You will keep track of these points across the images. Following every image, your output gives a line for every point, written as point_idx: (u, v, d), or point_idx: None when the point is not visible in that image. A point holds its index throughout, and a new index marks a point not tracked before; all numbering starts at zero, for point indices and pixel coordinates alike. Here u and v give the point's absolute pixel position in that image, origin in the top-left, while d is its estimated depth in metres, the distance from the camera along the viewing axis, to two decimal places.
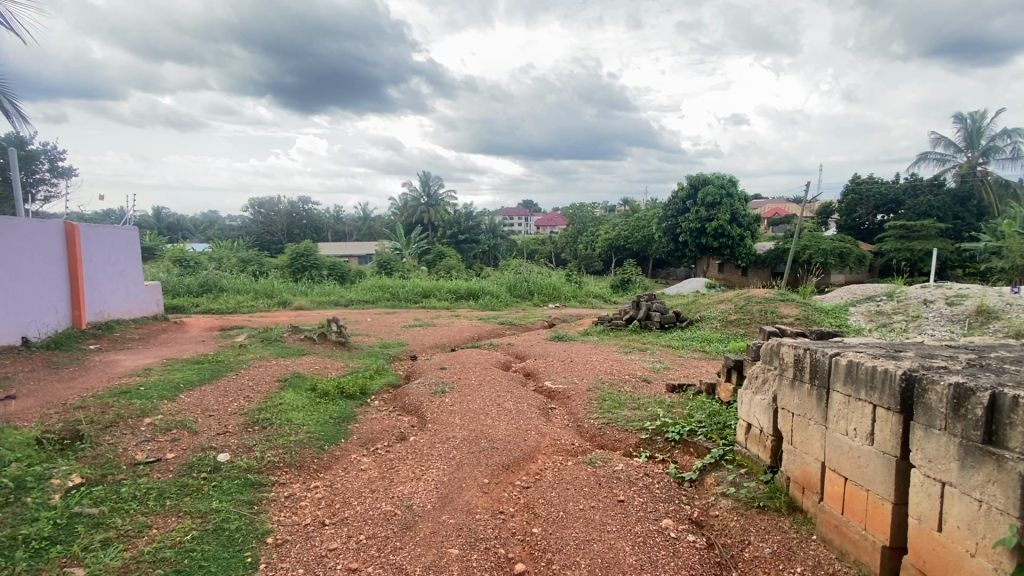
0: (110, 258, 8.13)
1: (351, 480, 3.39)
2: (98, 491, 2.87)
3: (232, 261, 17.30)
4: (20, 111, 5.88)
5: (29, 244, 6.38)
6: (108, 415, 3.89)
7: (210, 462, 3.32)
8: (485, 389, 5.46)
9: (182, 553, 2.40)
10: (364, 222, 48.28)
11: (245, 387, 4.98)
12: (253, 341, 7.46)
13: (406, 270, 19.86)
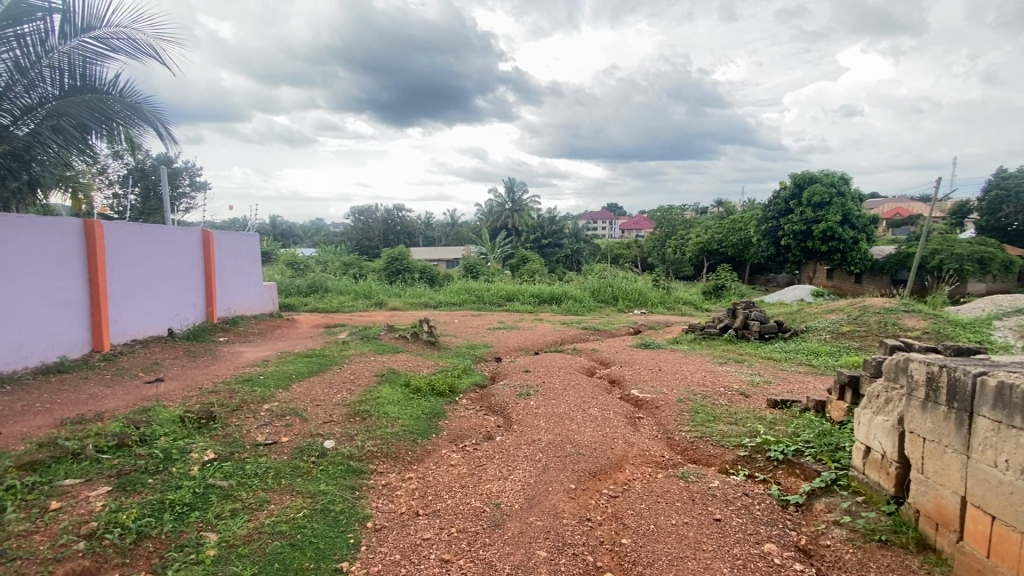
0: (237, 261, 9.18)
1: (441, 474, 3.52)
2: (227, 466, 3.23)
3: (335, 264, 18.77)
4: (172, 134, 6.81)
5: (173, 248, 7.36)
6: (234, 400, 4.39)
7: (318, 448, 3.62)
8: (570, 394, 5.41)
9: (295, 529, 2.62)
10: (452, 228, 50.17)
11: (347, 381, 5.38)
12: (354, 338, 8.03)
13: (491, 275, 20.31)
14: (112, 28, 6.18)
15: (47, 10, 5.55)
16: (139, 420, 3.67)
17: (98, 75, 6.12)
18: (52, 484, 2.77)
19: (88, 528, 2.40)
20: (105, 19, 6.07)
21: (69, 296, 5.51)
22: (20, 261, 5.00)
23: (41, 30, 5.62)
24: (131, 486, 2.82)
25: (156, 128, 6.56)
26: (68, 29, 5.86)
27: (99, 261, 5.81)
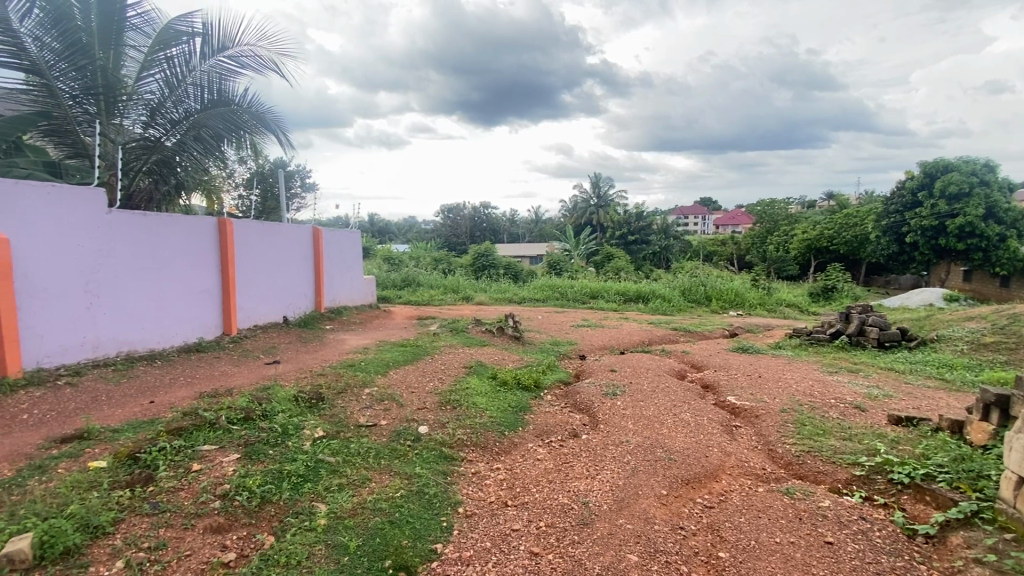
0: (341, 257, 9.94)
1: (529, 467, 3.55)
2: (335, 444, 3.51)
3: (426, 259, 19.65)
4: (291, 140, 7.50)
5: (289, 243, 8.13)
6: (340, 383, 4.77)
7: (413, 433, 3.81)
8: (659, 397, 5.22)
9: (393, 507, 2.78)
10: (537, 224, 50.43)
11: (439, 371, 5.62)
12: (444, 330, 8.36)
13: (576, 272, 20.13)
14: (242, 46, 6.92)
15: (190, 34, 6.52)
16: (262, 397, 4.10)
17: (230, 90, 6.87)
18: (194, 448, 3.16)
19: (221, 489, 2.70)
20: (235, 39, 6.84)
21: (205, 286, 6.26)
22: (170, 253, 5.75)
23: (186, 51, 6.51)
24: (256, 455, 3.16)
25: (277, 135, 7.27)
26: (207, 50, 6.66)
27: (229, 255, 6.56)
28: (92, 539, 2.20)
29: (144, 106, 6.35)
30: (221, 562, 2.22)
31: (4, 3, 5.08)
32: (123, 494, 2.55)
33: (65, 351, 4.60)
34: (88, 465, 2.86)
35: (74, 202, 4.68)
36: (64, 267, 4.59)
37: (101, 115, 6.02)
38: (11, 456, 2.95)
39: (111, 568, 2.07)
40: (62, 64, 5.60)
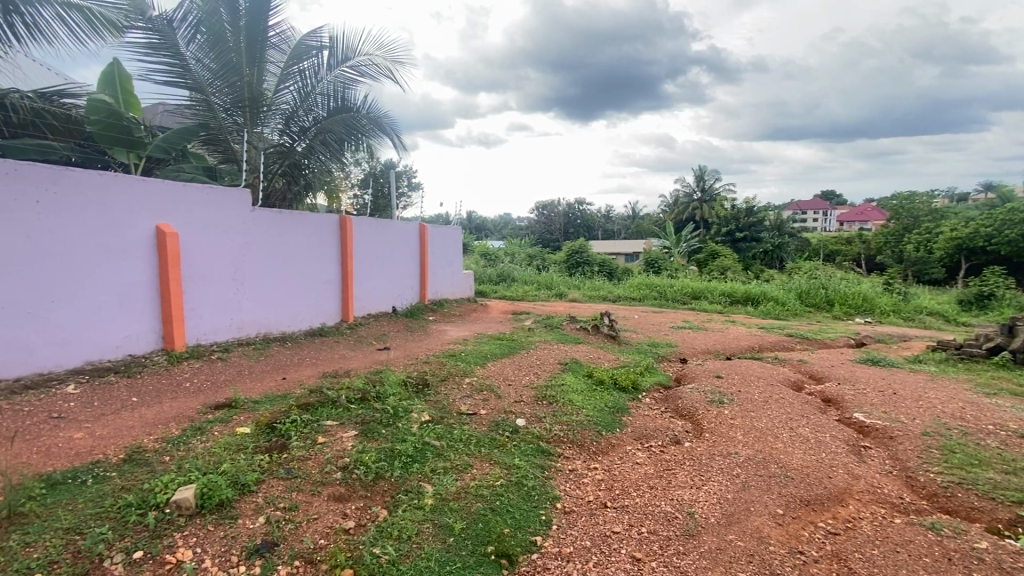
0: (444, 252, 10.42)
1: (628, 470, 3.46)
2: (440, 428, 3.68)
3: (521, 255, 19.90)
4: (403, 142, 7.97)
5: (399, 239, 8.67)
6: (442, 371, 5.00)
7: (512, 425, 3.89)
8: (772, 408, 4.81)
9: (494, 495, 2.86)
10: (634, 221, 48.88)
11: (535, 365, 5.68)
12: (540, 326, 8.42)
13: (676, 270, 19.21)
14: (362, 56, 7.50)
15: (319, 48, 7.20)
16: (375, 380, 4.43)
17: (352, 97, 7.47)
18: (319, 422, 3.49)
19: (342, 462, 2.95)
20: (357, 50, 7.43)
21: (327, 276, 6.89)
22: (299, 246, 6.40)
23: (315, 64, 7.23)
24: (371, 433, 3.42)
25: (391, 138, 7.78)
26: (332, 62, 7.33)
27: (347, 249, 7.15)
28: (241, 494, 2.51)
29: (281, 115, 7.13)
30: (343, 528, 2.42)
31: (175, 32, 6.22)
32: (264, 458, 2.88)
33: (218, 330, 5.32)
34: (235, 430, 3.28)
35: (226, 201, 5.36)
36: (218, 258, 5.30)
37: (247, 124, 6.84)
38: (178, 417, 3.48)
39: (255, 522, 2.35)
40: (218, 81, 6.49)
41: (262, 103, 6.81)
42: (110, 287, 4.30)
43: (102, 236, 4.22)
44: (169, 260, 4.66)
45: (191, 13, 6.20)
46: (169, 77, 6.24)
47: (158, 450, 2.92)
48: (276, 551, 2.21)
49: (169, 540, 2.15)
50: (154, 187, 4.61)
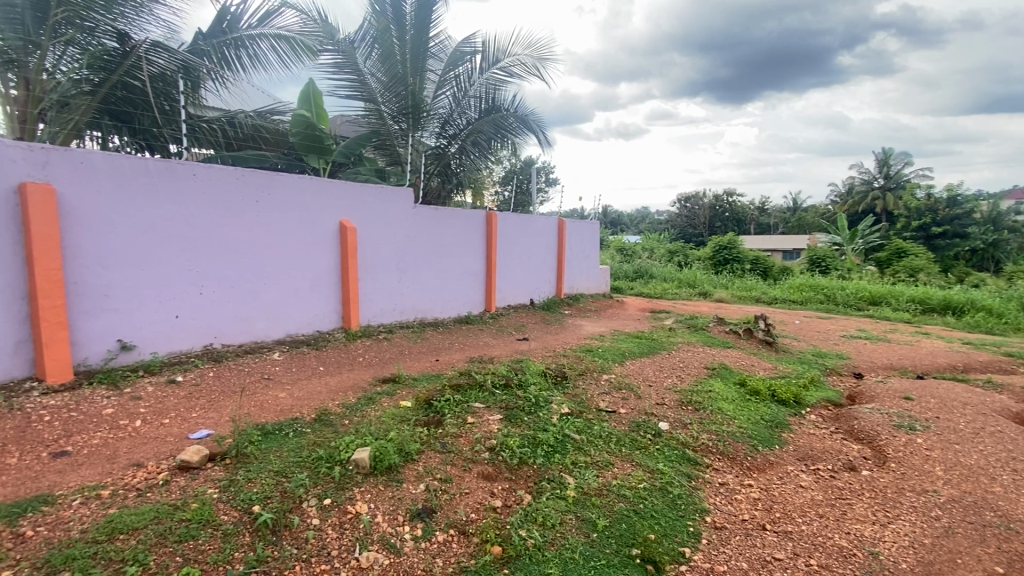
0: (582, 246, 10.40)
1: (790, 492, 3.10)
2: (580, 422, 3.66)
3: (661, 250, 19.01)
4: (547, 138, 8.09)
5: (539, 232, 8.83)
6: (581, 366, 5.00)
7: (654, 427, 3.73)
8: (986, 443, 3.90)
9: (637, 497, 2.78)
10: (794, 214, 43.53)
11: (678, 368, 5.38)
12: (682, 326, 7.95)
13: (847, 271, 16.66)
14: (511, 56, 7.78)
15: (473, 53, 7.64)
16: (517, 369, 4.59)
17: (501, 97, 7.80)
18: (468, 403, 3.73)
19: (489, 443, 3.12)
20: (507, 51, 7.74)
21: (474, 268, 7.33)
22: (452, 239, 6.90)
23: (469, 69, 7.68)
24: (514, 419, 3.54)
25: (537, 135, 7.94)
26: (484, 65, 7.71)
27: (492, 243, 7.51)
28: (405, 461, 2.80)
29: (438, 120, 7.68)
30: (492, 506, 2.56)
31: (355, 51, 7.11)
32: (422, 431, 3.16)
33: (384, 313, 6.00)
34: (399, 403, 3.67)
35: (393, 199, 5.97)
36: (385, 250, 5.95)
37: (409, 130, 7.47)
38: (353, 387, 3.99)
39: (417, 488, 2.60)
40: (387, 92, 7.25)
41: (422, 110, 7.37)
42: (305, 273, 5.10)
43: (301, 230, 5.01)
44: (348, 251, 5.37)
45: (368, 33, 7.10)
46: (351, 91, 7.12)
47: (339, 414, 3.39)
48: (435, 518, 2.42)
49: (349, 493, 2.47)
50: (339, 189, 5.32)
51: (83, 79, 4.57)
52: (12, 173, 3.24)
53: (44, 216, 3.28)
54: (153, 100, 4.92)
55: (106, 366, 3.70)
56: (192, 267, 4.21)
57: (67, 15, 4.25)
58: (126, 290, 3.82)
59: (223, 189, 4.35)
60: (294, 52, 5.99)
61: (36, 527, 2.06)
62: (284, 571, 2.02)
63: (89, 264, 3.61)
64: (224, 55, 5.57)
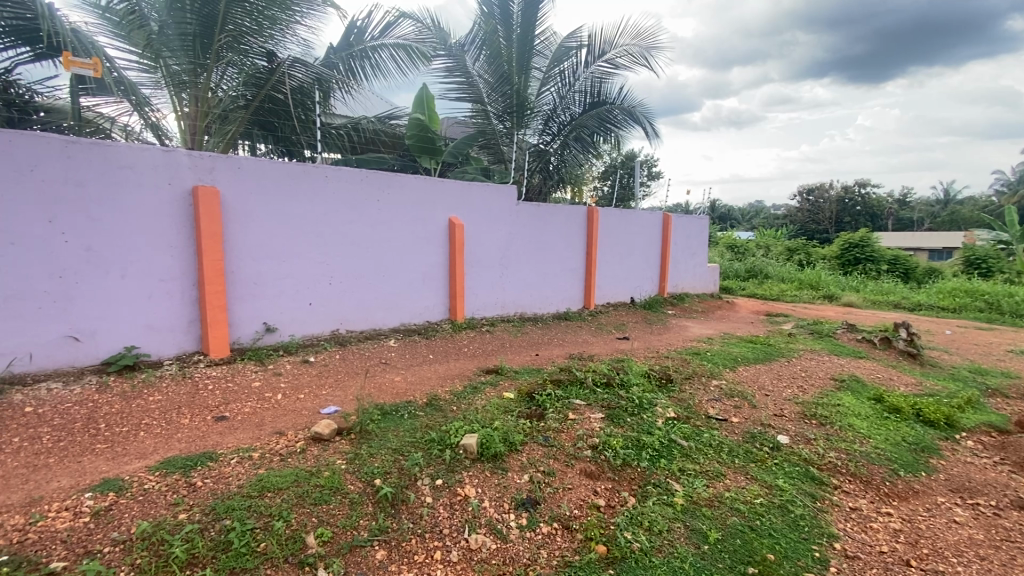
0: (689, 242, 9.89)
1: (940, 527, 2.69)
2: (687, 428, 3.48)
3: (777, 248, 17.45)
4: (655, 129, 7.78)
5: (642, 228, 8.53)
6: (687, 369, 4.77)
7: (771, 440, 3.45)
8: None
9: (752, 512, 2.59)
10: (945, 207, 37.59)
11: (799, 377, 4.91)
12: (803, 332, 7.23)
13: (1017, 275, 14.03)
14: (618, 48, 7.59)
15: (578, 47, 7.57)
16: (619, 368, 4.48)
17: (607, 90, 7.63)
18: (569, 399, 3.72)
19: (592, 441, 3.09)
20: (613, 42, 7.55)
21: (575, 264, 7.31)
22: (554, 235, 6.93)
23: (574, 63, 7.61)
24: (617, 419, 3.46)
25: (644, 127, 7.66)
26: (589, 58, 7.60)
27: (593, 239, 7.40)
28: (510, 450, 2.87)
29: (542, 116, 7.72)
30: (595, 504, 2.54)
31: (465, 54, 7.37)
32: (525, 423, 3.21)
33: (487, 306, 6.21)
34: (503, 394, 3.77)
35: (497, 196, 6.12)
36: (489, 245, 6.14)
37: (513, 128, 7.60)
38: (460, 376, 4.18)
39: (521, 478, 2.66)
40: (494, 92, 7.44)
41: (527, 107, 7.47)
42: (418, 266, 5.43)
43: (414, 227, 5.34)
44: (456, 246, 5.63)
45: (477, 36, 7.32)
46: (460, 93, 7.39)
47: (447, 401, 3.56)
48: (539, 509, 2.46)
49: (459, 476, 2.60)
50: (449, 187, 5.59)
51: (241, 95, 5.27)
52: (186, 178, 3.82)
53: (209, 214, 3.84)
54: (293, 110, 5.53)
55: (254, 345, 4.25)
56: (323, 260, 4.68)
57: (230, 39, 4.89)
58: (271, 280, 4.35)
59: (349, 190, 4.78)
60: (410, 58, 6.39)
61: (203, 479, 2.42)
62: (402, 542, 2.18)
63: (244, 257, 4.16)
64: (351, 66, 6.08)
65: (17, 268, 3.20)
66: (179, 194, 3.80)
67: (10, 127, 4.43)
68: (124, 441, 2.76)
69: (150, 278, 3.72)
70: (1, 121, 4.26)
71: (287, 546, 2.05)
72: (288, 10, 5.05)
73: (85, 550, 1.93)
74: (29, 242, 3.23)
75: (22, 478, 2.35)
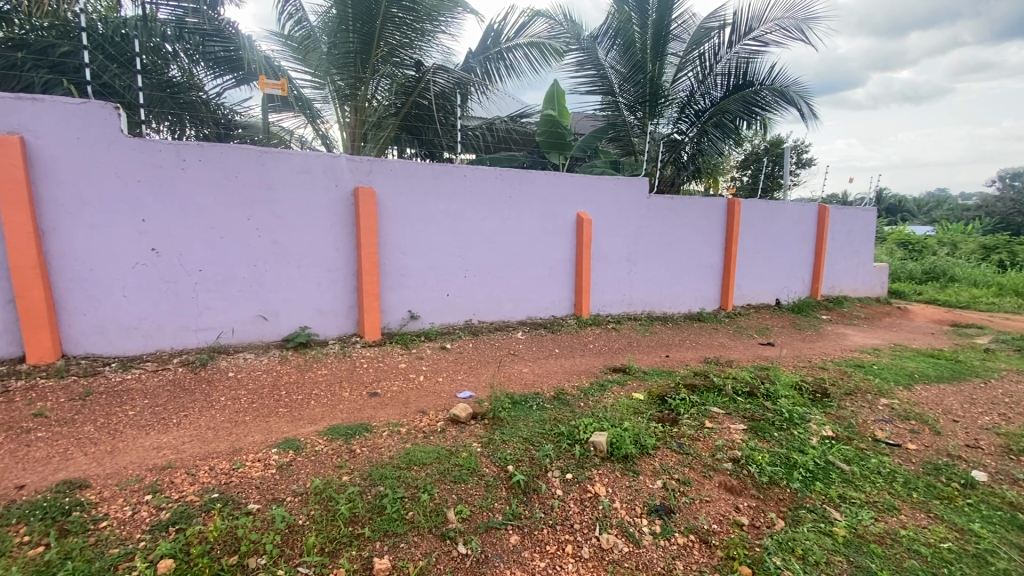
0: (850, 238, 8.66)
1: None
2: (849, 450, 3.05)
3: (969, 245, 14.47)
4: (812, 110, 6.91)
5: (792, 222, 7.65)
6: (847, 383, 4.17)
7: (964, 475, 2.88)
8: None
9: (938, 558, 2.19)
10: None
11: (1002, 403, 4.02)
12: (1007, 349, 5.91)
13: None
14: (768, 22, 6.88)
15: (721, 27, 7.01)
16: (764, 377, 4.08)
17: (753, 71, 6.97)
18: (706, 406, 3.49)
19: (732, 453, 2.87)
20: (763, 17, 6.86)
21: (711, 261, 6.83)
22: (689, 230, 6.54)
23: (715, 45, 7.08)
24: (762, 432, 3.16)
25: (798, 108, 6.85)
26: (734, 38, 7.01)
27: (733, 234, 6.83)
28: (641, 453, 2.77)
29: (678, 105, 7.32)
30: (738, 522, 2.36)
31: (597, 46, 7.25)
32: (658, 427, 3.08)
33: (614, 303, 6.08)
34: (632, 394, 3.66)
35: (627, 189, 5.94)
36: (619, 240, 5.99)
37: (646, 118, 7.31)
38: (586, 372, 4.15)
39: (654, 483, 2.56)
40: (626, 83, 7.22)
41: (660, 95, 7.13)
42: (547, 261, 5.50)
43: (544, 222, 5.41)
44: (584, 242, 5.60)
45: (610, 27, 7.11)
46: (590, 86, 7.27)
47: (575, 396, 3.56)
48: (673, 518, 2.35)
49: (589, 472, 2.59)
50: (578, 182, 5.56)
51: (392, 103, 5.79)
52: (349, 180, 4.31)
53: (367, 212, 4.28)
54: (436, 114, 5.92)
55: (400, 330, 4.68)
56: (461, 253, 4.97)
57: (385, 53, 5.40)
58: (415, 271, 4.73)
59: (485, 187, 4.99)
60: (543, 56, 6.47)
61: (361, 447, 2.73)
62: (533, 531, 2.23)
63: (393, 250, 4.58)
64: (487, 69, 6.35)
65: (225, 258, 3.90)
66: (343, 194, 4.30)
67: (219, 141, 5.35)
68: (298, 407, 3.22)
69: (319, 268, 4.27)
70: (212, 136, 5.22)
71: (431, 518, 2.22)
72: (433, 21, 5.42)
73: (273, 496, 2.29)
74: (234, 236, 3.91)
75: (227, 431, 2.86)
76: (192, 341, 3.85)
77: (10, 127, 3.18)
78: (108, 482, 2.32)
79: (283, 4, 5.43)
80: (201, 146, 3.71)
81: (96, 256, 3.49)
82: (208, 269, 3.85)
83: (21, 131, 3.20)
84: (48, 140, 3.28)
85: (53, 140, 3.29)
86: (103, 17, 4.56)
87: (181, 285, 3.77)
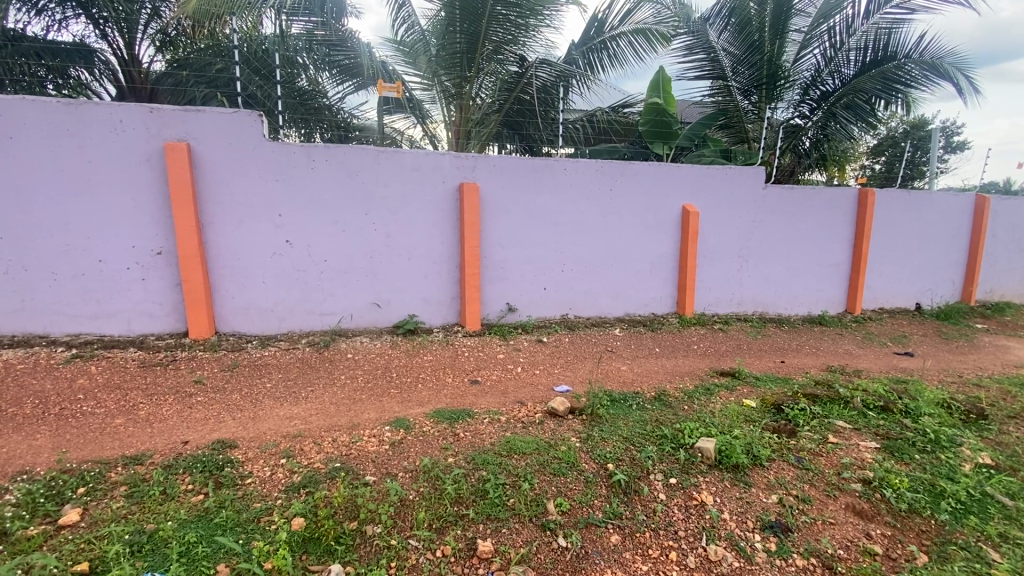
0: (1016, 234, 7.34)
1: None
2: (1014, 482, 2.60)
3: None
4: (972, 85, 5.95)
5: (940, 215, 6.65)
6: (1011, 405, 3.54)
7: None
8: None
9: None
10: None
11: None
12: None
13: None
14: None
15: None
16: (901, 391, 3.60)
17: (896, 42, 6.14)
18: (830, 419, 3.16)
19: (863, 474, 2.58)
20: None
21: (836, 259, 6.16)
22: (810, 225, 5.94)
23: (849, 15, 6.31)
24: (899, 453, 2.80)
25: (954, 83, 5.92)
26: (872, 6, 6.22)
27: (864, 229, 6.09)
28: (753, 464, 2.59)
29: (801, 86, 6.68)
30: (870, 550, 2.12)
31: (709, 28, 6.71)
32: (772, 437, 2.86)
33: (721, 302, 5.73)
34: (742, 400, 3.43)
35: (739, 180, 5.53)
36: (728, 235, 5.61)
37: (762, 103, 6.76)
38: (690, 374, 3.97)
39: (768, 497, 2.38)
40: (740, 66, 6.69)
41: (781, 76, 6.54)
42: (648, 256, 5.32)
43: (646, 215, 5.23)
44: (689, 237, 5.32)
45: (724, 6, 6.51)
46: (699, 72, 6.87)
47: (678, 398, 3.42)
48: (791, 538, 2.17)
49: (695, 479, 2.47)
50: (684, 172, 5.28)
51: (495, 100, 5.91)
52: (455, 176, 4.49)
53: (471, 207, 4.44)
54: (538, 109, 5.97)
55: (499, 321, 4.80)
56: (560, 247, 4.97)
57: (491, 50, 5.54)
58: (515, 264, 4.82)
59: (585, 179, 4.93)
60: (649, 43, 6.22)
61: (464, 431, 2.85)
62: (636, 532, 2.19)
63: (494, 243, 4.70)
64: (590, 60, 6.25)
65: (345, 249, 4.26)
66: (450, 190, 4.49)
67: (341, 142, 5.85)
68: (408, 389, 3.43)
69: (427, 260, 4.51)
70: (336, 139, 5.72)
71: (532, 507, 2.26)
72: (539, 16, 5.43)
73: (387, 470, 2.46)
74: (353, 229, 4.25)
75: (346, 407, 3.14)
76: (317, 324, 4.27)
77: (180, 135, 3.72)
78: (251, 444, 2.65)
79: (397, 10, 5.71)
80: (327, 146, 4.08)
81: (243, 246, 3.99)
82: (331, 259, 4.23)
83: (188, 139, 3.74)
84: (208, 145, 3.79)
85: (211, 146, 3.80)
86: (249, 36, 5.03)
87: (309, 274, 4.19)
